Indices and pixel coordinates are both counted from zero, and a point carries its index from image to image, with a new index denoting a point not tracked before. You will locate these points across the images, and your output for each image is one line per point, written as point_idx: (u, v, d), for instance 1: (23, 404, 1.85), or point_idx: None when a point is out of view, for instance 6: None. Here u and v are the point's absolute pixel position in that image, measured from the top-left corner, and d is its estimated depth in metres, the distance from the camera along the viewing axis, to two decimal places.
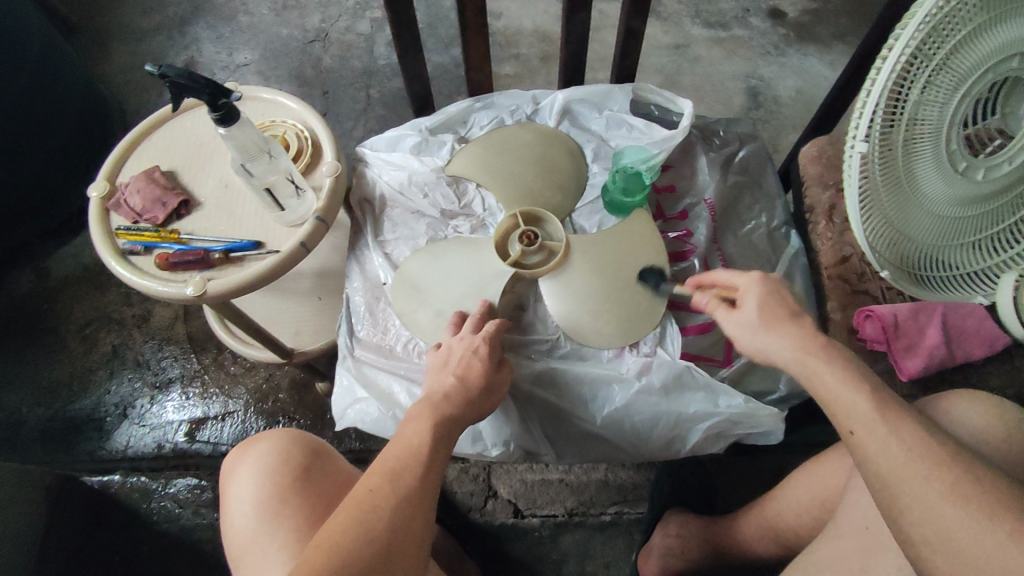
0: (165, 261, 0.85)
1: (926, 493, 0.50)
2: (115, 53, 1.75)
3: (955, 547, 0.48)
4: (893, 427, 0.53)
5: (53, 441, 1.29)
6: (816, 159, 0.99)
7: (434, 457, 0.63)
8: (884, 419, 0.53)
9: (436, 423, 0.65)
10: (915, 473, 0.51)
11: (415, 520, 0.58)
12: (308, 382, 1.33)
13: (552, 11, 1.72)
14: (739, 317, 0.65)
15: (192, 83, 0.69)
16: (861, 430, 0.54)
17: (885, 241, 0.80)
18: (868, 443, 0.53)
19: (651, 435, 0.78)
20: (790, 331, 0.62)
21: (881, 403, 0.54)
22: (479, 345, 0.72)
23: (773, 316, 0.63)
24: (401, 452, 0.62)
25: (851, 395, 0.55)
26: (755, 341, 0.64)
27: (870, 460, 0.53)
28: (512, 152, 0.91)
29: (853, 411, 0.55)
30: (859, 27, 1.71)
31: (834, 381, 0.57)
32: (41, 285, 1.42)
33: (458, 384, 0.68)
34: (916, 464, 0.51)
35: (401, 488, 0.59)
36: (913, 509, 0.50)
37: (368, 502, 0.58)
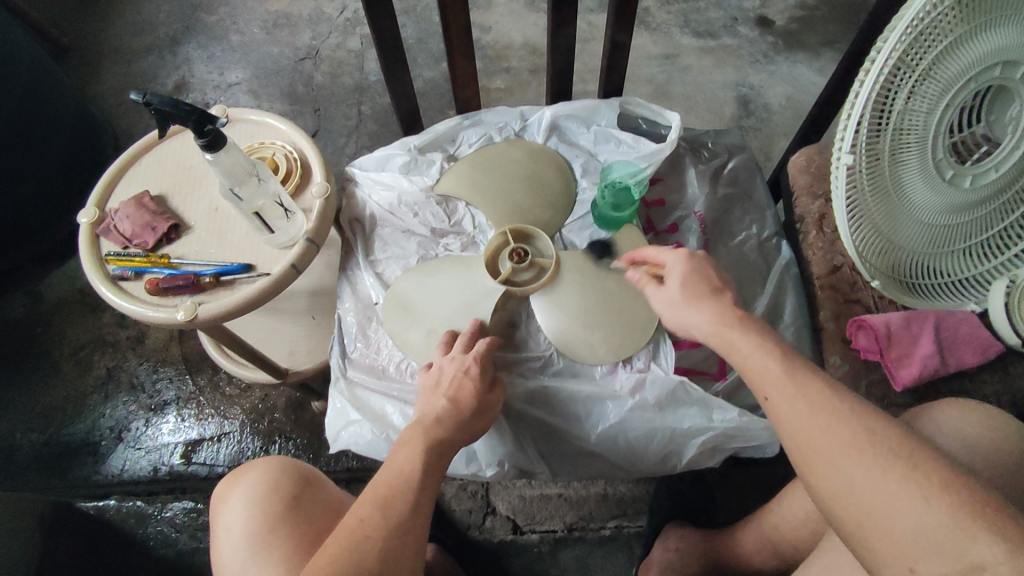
0: (155, 286, 0.85)
1: (833, 444, 0.52)
2: (107, 75, 1.75)
3: (858, 498, 0.50)
4: (802, 387, 0.56)
5: (47, 467, 1.28)
6: (806, 169, 0.99)
7: (427, 483, 0.63)
8: (794, 381, 0.56)
9: (427, 447, 0.64)
10: (819, 425, 0.53)
11: (409, 543, 0.58)
12: (305, 401, 1.32)
13: (541, 24, 1.72)
14: (663, 294, 0.71)
15: (176, 110, 0.69)
16: (773, 393, 0.57)
17: (876, 249, 0.80)
18: (777, 402, 0.56)
19: (645, 452, 0.77)
20: (704, 302, 0.67)
21: (791, 367, 0.57)
22: (470, 364, 0.73)
23: (693, 293, 0.68)
24: (391, 478, 0.62)
25: (764, 360, 0.59)
26: (678, 317, 0.69)
27: (784, 420, 0.56)
28: (502, 169, 0.91)
29: (766, 375, 0.58)
30: (846, 33, 1.72)
31: (749, 350, 0.61)
32: (35, 309, 1.42)
33: (450, 407, 0.68)
34: (820, 419, 0.53)
35: (392, 516, 0.59)
36: (819, 458, 0.52)
37: (360, 531, 0.57)
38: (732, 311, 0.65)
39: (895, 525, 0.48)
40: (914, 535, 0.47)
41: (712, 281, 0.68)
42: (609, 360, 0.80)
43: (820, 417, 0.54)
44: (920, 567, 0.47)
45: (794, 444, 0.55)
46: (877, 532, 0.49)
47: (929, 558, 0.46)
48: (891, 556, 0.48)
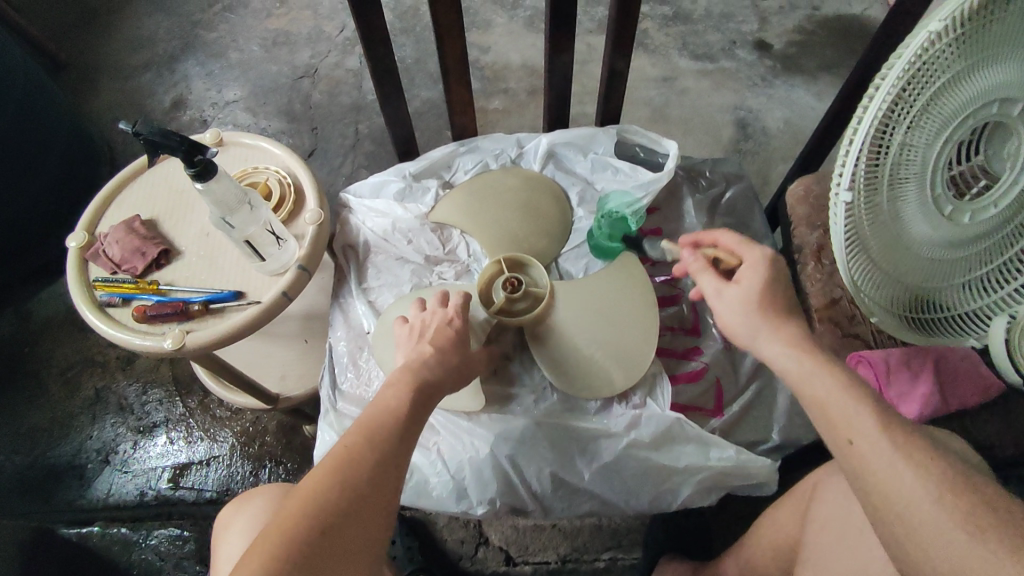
0: (142, 313, 0.83)
1: (938, 521, 0.47)
2: (104, 91, 1.75)
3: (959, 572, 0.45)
4: (901, 445, 0.50)
5: (31, 490, 1.25)
6: (804, 199, 0.98)
7: (414, 420, 0.59)
8: (890, 432, 0.51)
9: (414, 386, 0.61)
10: (920, 490, 0.48)
11: (390, 480, 0.55)
12: (296, 425, 1.30)
13: (540, 44, 1.72)
14: (734, 291, 0.67)
15: (166, 140, 0.68)
16: (859, 439, 0.52)
17: (878, 286, 0.78)
18: (866, 451, 0.51)
19: (641, 491, 0.75)
20: (783, 320, 0.63)
21: (887, 420, 0.52)
22: (453, 316, 0.71)
23: (769, 304, 0.65)
24: (377, 414, 0.58)
25: (852, 405, 0.54)
26: (747, 322, 0.65)
27: (870, 471, 0.51)
28: (498, 197, 0.90)
29: (856, 421, 0.53)
30: (844, 58, 1.72)
31: (830, 389, 0.56)
32: (24, 328, 1.41)
33: (436, 353, 0.66)
34: (926, 486, 0.48)
35: (378, 443, 0.56)
36: (918, 523, 0.48)
37: (345, 457, 0.54)
38: (808, 336, 0.62)
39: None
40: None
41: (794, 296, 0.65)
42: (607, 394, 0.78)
43: (918, 480, 0.49)
44: None
45: (876, 497, 0.50)
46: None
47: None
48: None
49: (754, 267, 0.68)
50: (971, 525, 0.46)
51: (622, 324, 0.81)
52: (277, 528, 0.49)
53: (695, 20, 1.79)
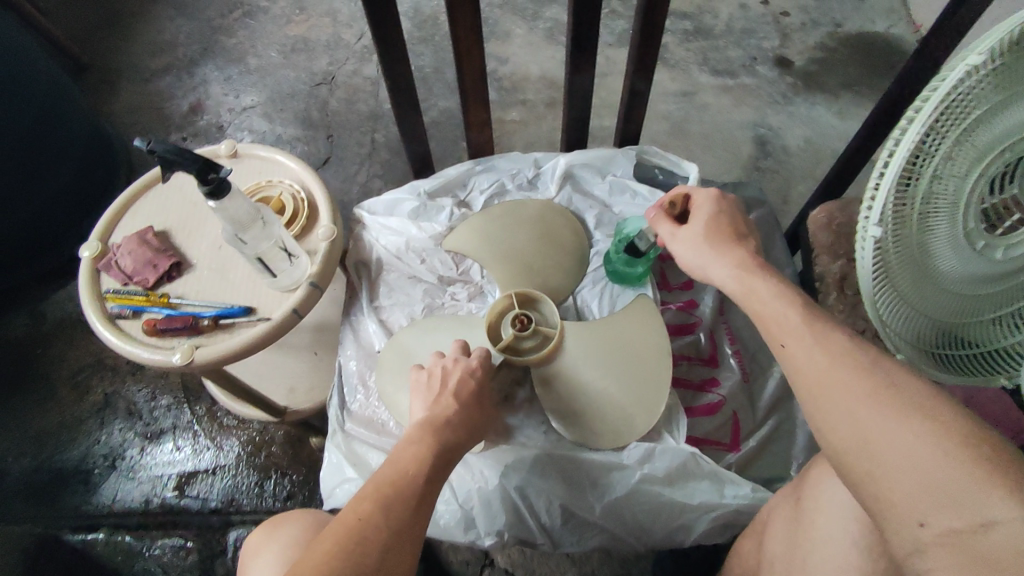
0: (153, 327, 0.82)
1: (853, 397, 0.49)
2: (124, 93, 1.76)
3: (869, 444, 0.47)
4: (821, 337, 0.54)
5: (38, 494, 1.25)
6: (826, 226, 0.95)
7: (430, 490, 0.56)
8: (813, 329, 0.55)
9: (435, 452, 0.58)
10: (835, 372, 0.51)
11: (401, 557, 0.51)
12: (303, 436, 1.29)
13: (559, 57, 1.71)
14: (682, 234, 0.73)
15: (181, 158, 0.67)
16: (790, 340, 0.55)
17: (904, 322, 0.76)
18: (793, 350, 0.55)
19: (654, 526, 0.74)
20: (730, 247, 0.68)
21: (812, 320, 0.56)
22: (475, 366, 0.68)
23: (715, 237, 0.70)
24: (393, 478, 0.55)
25: (784, 310, 0.58)
26: (695, 257, 0.70)
27: (797, 365, 0.54)
28: (514, 223, 0.89)
29: (787, 326, 0.57)
30: (868, 76, 1.69)
31: (771, 301, 0.60)
32: (37, 329, 1.41)
33: (460, 412, 0.63)
34: (839, 369, 0.51)
35: (393, 517, 0.52)
36: (833, 400, 0.50)
37: (358, 532, 0.50)
38: (756, 258, 0.66)
39: (903, 476, 0.45)
40: (921, 484, 0.44)
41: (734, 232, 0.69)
42: (627, 439, 0.74)
43: (838, 366, 0.52)
44: (929, 520, 0.43)
45: (807, 387, 0.53)
46: (889, 481, 0.45)
47: (938, 511, 0.43)
48: (904, 511, 0.44)
49: (702, 208, 0.74)
50: (882, 395, 0.48)
51: (640, 364, 0.78)
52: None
53: (716, 35, 1.77)
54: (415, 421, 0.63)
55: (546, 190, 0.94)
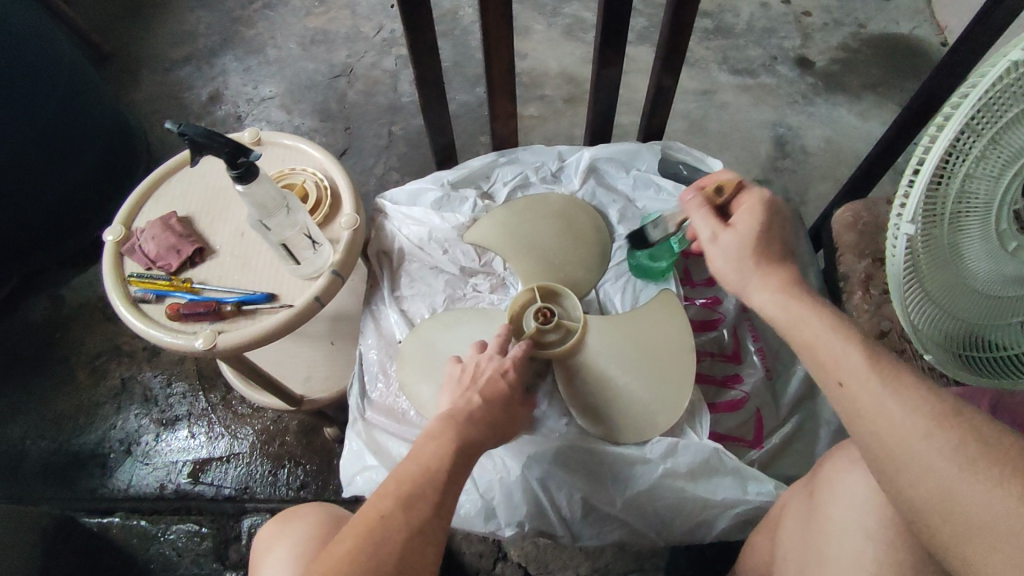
0: (176, 311, 0.83)
1: (931, 456, 0.45)
2: (144, 82, 1.77)
3: (956, 510, 0.44)
4: (887, 378, 0.50)
5: (55, 476, 1.26)
6: (852, 225, 0.94)
7: (451, 485, 0.54)
8: (876, 367, 0.51)
9: (457, 448, 0.56)
10: (907, 424, 0.47)
11: (422, 559, 0.49)
12: (317, 426, 1.29)
13: (579, 53, 1.70)
14: (726, 239, 0.68)
15: (211, 142, 0.67)
16: (851, 379, 0.51)
17: (932, 323, 0.75)
18: (857, 390, 0.51)
19: (675, 520, 0.74)
20: (772, 266, 0.64)
21: (875, 355, 0.52)
22: (509, 367, 0.67)
23: (758, 251, 0.66)
24: (414, 476, 0.53)
25: (842, 344, 0.54)
26: (735, 268, 0.66)
27: (861, 407, 0.50)
28: (538, 216, 0.89)
29: (845, 361, 0.53)
30: (890, 77, 1.67)
31: (821, 332, 0.56)
32: (56, 314, 1.42)
33: (484, 406, 0.62)
34: (912, 421, 0.47)
35: (414, 519, 0.51)
36: (908, 456, 0.47)
37: (379, 530, 0.49)
38: (796, 281, 0.63)
39: (996, 549, 0.42)
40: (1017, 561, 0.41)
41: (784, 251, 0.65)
42: (647, 438, 0.74)
43: (909, 419, 0.48)
44: None
45: (877, 441, 0.49)
46: (978, 554, 0.43)
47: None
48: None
49: (752, 216, 0.68)
50: (964, 458, 0.44)
51: (663, 363, 0.78)
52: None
53: (736, 34, 1.76)
54: (438, 414, 0.61)
55: (570, 183, 0.94)
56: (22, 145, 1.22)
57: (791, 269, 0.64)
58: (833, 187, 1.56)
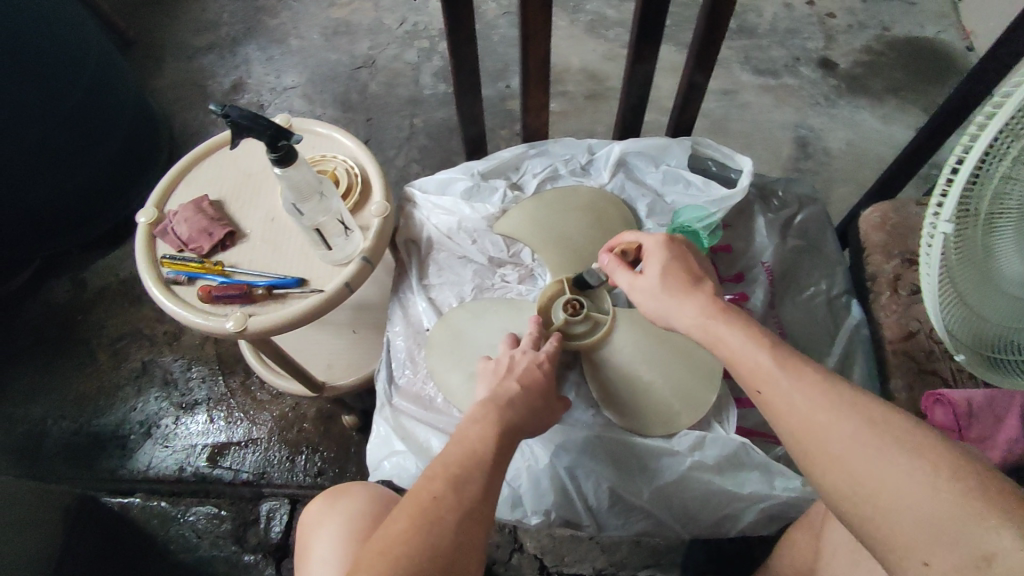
0: (207, 293, 0.83)
1: (841, 436, 0.48)
2: (168, 69, 1.78)
3: (864, 487, 0.46)
4: (795, 372, 0.53)
5: (77, 456, 1.27)
6: (880, 226, 0.94)
7: (496, 469, 0.56)
8: (782, 364, 0.53)
9: (501, 432, 0.59)
10: (820, 413, 0.50)
11: (475, 536, 0.51)
12: (335, 414, 1.30)
13: (601, 49, 1.70)
14: (641, 283, 0.68)
15: (254, 124, 0.68)
16: (766, 387, 0.53)
17: (966, 326, 0.72)
18: (773, 394, 0.52)
19: (701, 514, 0.75)
20: (691, 288, 0.64)
21: (781, 356, 0.54)
22: (542, 359, 0.70)
23: (672, 281, 0.65)
24: (462, 458, 0.55)
25: (753, 351, 0.55)
26: (658, 306, 0.66)
27: (779, 409, 0.52)
28: (567, 209, 0.90)
29: (757, 369, 0.54)
30: (915, 80, 1.66)
31: (738, 342, 0.57)
32: (78, 296, 1.43)
33: (522, 393, 0.64)
34: (821, 409, 0.50)
35: (466, 498, 0.52)
36: (825, 444, 0.48)
37: (432, 510, 0.51)
38: (719, 300, 0.62)
39: (902, 516, 0.44)
40: (920, 525, 0.43)
41: (697, 279, 0.65)
42: (674, 430, 0.76)
43: (821, 408, 0.50)
44: (934, 560, 0.42)
45: (800, 436, 0.50)
46: (888, 525, 0.44)
47: (942, 550, 0.42)
48: (911, 554, 0.43)
49: (654, 254, 0.69)
50: (868, 434, 0.47)
51: (689, 359, 0.79)
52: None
53: (759, 34, 1.75)
54: (478, 401, 0.64)
55: (599, 176, 0.96)
56: (50, 127, 1.23)
57: (710, 288, 0.64)
58: (855, 190, 1.54)
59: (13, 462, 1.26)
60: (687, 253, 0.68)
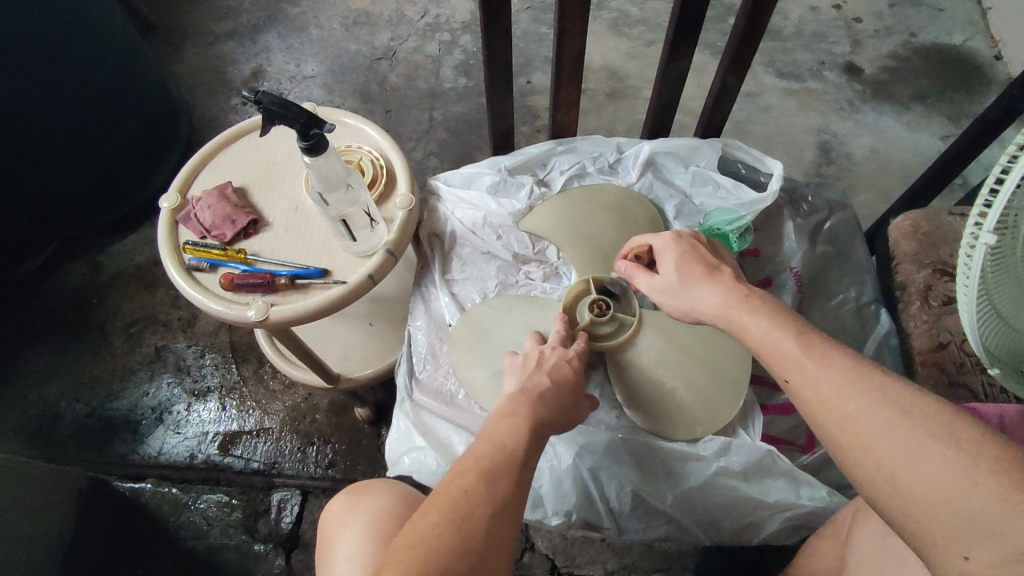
0: (229, 281, 0.82)
1: (871, 422, 0.44)
2: (187, 55, 1.78)
3: (895, 479, 0.42)
4: (822, 356, 0.49)
5: (89, 439, 1.27)
6: (911, 235, 0.92)
7: (527, 465, 0.56)
8: (809, 349, 0.50)
9: (532, 428, 0.58)
10: (849, 399, 0.46)
11: (505, 534, 0.50)
12: (348, 405, 1.28)
13: (624, 48, 1.69)
14: (660, 283, 0.66)
15: (285, 111, 0.68)
16: (793, 375, 0.50)
17: (1002, 338, 0.66)
18: (801, 383, 0.49)
19: (723, 521, 0.76)
20: (710, 277, 0.62)
21: (807, 342, 0.51)
22: (572, 355, 0.71)
23: (690, 274, 0.63)
24: (493, 452, 0.55)
25: (779, 338, 0.52)
26: (681, 302, 0.63)
27: (809, 399, 0.48)
28: (593, 207, 0.92)
29: (783, 359, 0.51)
30: (942, 88, 1.63)
31: (763, 330, 0.54)
32: (93, 279, 1.43)
33: (553, 388, 0.64)
34: (850, 395, 0.46)
35: (497, 494, 0.52)
36: (855, 433, 0.45)
37: (463, 506, 0.50)
38: (742, 286, 0.59)
39: (938, 510, 0.40)
40: (957, 517, 0.40)
41: (716, 269, 0.62)
42: (697, 435, 0.77)
43: (849, 396, 0.46)
44: (973, 553, 0.39)
45: (829, 426, 0.47)
46: (922, 518, 0.41)
47: (982, 543, 0.39)
48: (948, 548, 0.40)
49: (665, 252, 0.67)
50: (899, 422, 0.44)
51: (716, 361, 0.81)
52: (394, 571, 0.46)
53: (784, 37, 1.72)
54: (509, 393, 0.64)
55: (627, 175, 0.97)
56: (72, 111, 1.22)
57: (728, 274, 0.62)
58: (878, 197, 1.52)
59: (26, 442, 1.26)
60: (698, 246, 0.67)
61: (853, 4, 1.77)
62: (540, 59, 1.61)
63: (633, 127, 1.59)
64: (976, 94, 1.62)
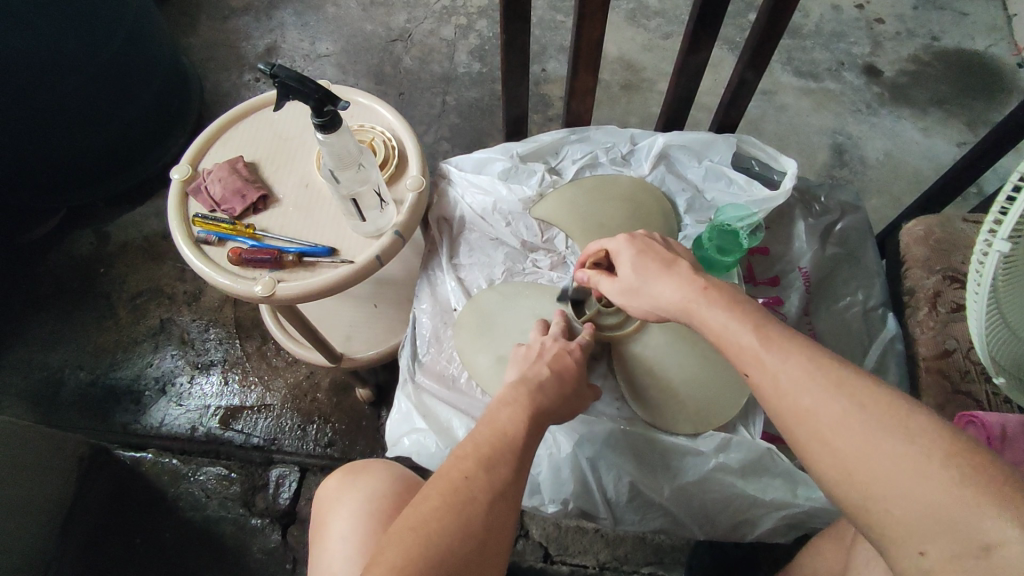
0: (237, 256, 0.82)
1: (827, 414, 0.44)
2: (202, 28, 1.77)
3: (852, 471, 0.43)
4: (777, 347, 0.49)
5: (92, 408, 1.28)
6: (923, 240, 0.91)
7: (526, 452, 0.56)
8: (767, 340, 0.50)
9: (532, 416, 0.59)
10: (805, 392, 0.46)
11: (502, 520, 0.51)
12: (349, 385, 1.29)
13: (641, 40, 1.67)
14: (618, 284, 0.65)
15: (302, 86, 0.69)
16: (750, 365, 0.50)
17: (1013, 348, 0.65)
18: (757, 375, 0.49)
19: (718, 518, 0.77)
20: (665, 270, 0.61)
21: (764, 332, 0.50)
22: (573, 348, 0.70)
23: (644, 269, 0.62)
24: (493, 439, 0.55)
25: (736, 330, 0.52)
26: (643, 302, 0.62)
27: (764, 391, 0.48)
28: (606, 199, 0.93)
29: (741, 351, 0.51)
30: (961, 95, 1.61)
31: (719, 322, 0.53)
32: (100, 249, 1.44)
33: (553, 376, 0.65)
34: (808, 384, 0.46)
35: (496, 481, 0.52)
36: (815, 424, 0.45)
37: (463, 490, 0.51)
38: (700, 277, 0.58)
39: (896, 505, 0.40)
40: (914, 513, 0.40)
41: (669, 261, 0.62)
42: (699, 429, 0.78)
43: (806, 388, 0.46)
44: (930, 548, 0.39)
45: (787, 418, 0.47)
46: (876, 513, 0.41)
47: (937, 539, 0.39)
48: (897, 543, 0.41)
49: (621, 253, 0.66)
50: (857, 415, 0.44)
51: (722, 358, 0.81)
52: (394, 551, 0.46)
53: (804, 35, 1.70)
54: (509, 381, 0.64)
55: (639, 167, 0.98)
56: (82, 77, 1.21)
57: (686, 266, 0.61)
58: (890, 203, 1.50)
59: (29, 408, 1.27)
60: (652, 240, 0.66)
61: (876, 5, 1.74)
62: (556, 47, 1.59)
63: (646, 120, 1.58)
64: (995, 101, 1.59)
